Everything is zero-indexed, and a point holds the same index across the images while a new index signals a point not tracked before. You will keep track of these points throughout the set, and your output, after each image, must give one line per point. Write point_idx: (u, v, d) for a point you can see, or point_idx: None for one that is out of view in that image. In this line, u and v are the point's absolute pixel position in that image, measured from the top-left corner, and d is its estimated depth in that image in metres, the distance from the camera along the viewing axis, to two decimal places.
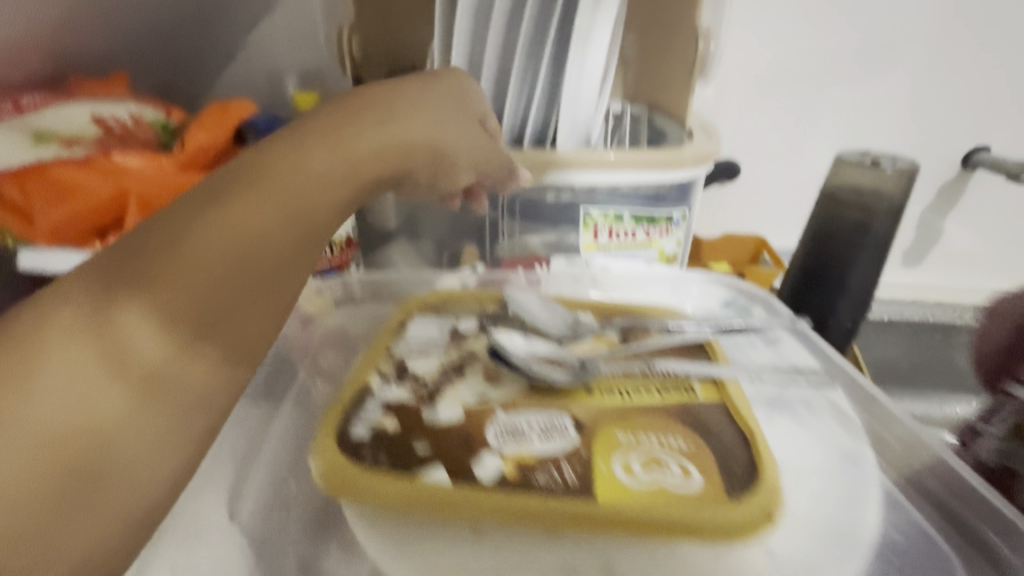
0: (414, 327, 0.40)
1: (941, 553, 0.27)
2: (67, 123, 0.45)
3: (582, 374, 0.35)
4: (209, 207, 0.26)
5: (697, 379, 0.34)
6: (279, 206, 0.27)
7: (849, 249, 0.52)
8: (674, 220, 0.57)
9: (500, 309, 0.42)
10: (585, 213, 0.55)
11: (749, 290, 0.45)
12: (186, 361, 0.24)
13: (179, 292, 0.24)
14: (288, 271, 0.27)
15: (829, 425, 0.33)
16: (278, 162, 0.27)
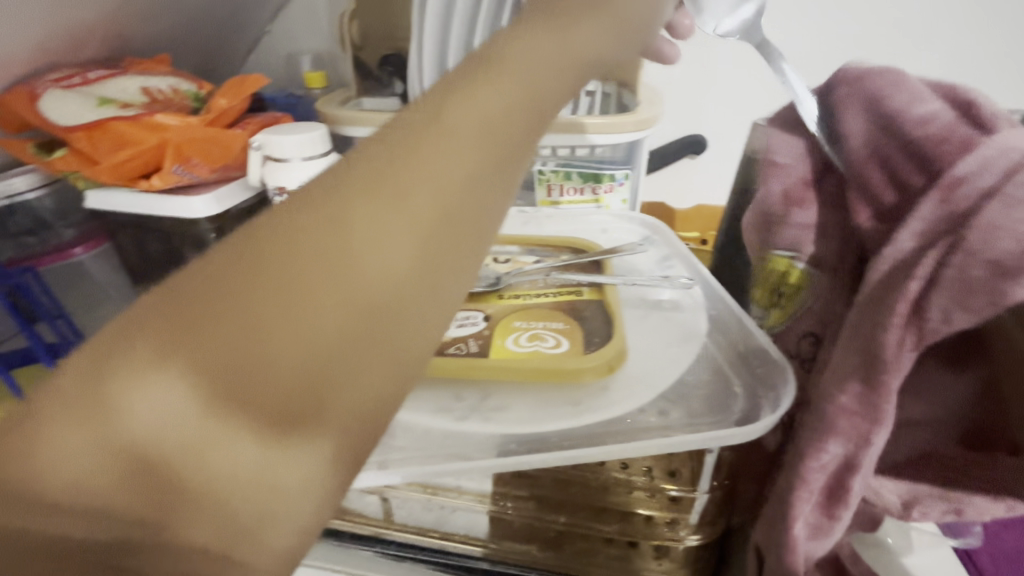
0: None
1: (729, 389, 0.35)
2: (122, 91, 0.57)
3: (499, 286, 0.42)
4: (393, 181, 0.25)
5: (586, 286, 0.42)
6: (441, 157, 0.25)
7: None
8: (617, 179, 0.66)
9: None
10: (538, 172, 0.66)
11: (648, 223, 0.54)
12: (385, 292, 0.23)
13: (398, 234, 0.24)
14: (475, 213, 0.26)
15: (684, 317, 0.41)
16: (451, 123, 0.26)
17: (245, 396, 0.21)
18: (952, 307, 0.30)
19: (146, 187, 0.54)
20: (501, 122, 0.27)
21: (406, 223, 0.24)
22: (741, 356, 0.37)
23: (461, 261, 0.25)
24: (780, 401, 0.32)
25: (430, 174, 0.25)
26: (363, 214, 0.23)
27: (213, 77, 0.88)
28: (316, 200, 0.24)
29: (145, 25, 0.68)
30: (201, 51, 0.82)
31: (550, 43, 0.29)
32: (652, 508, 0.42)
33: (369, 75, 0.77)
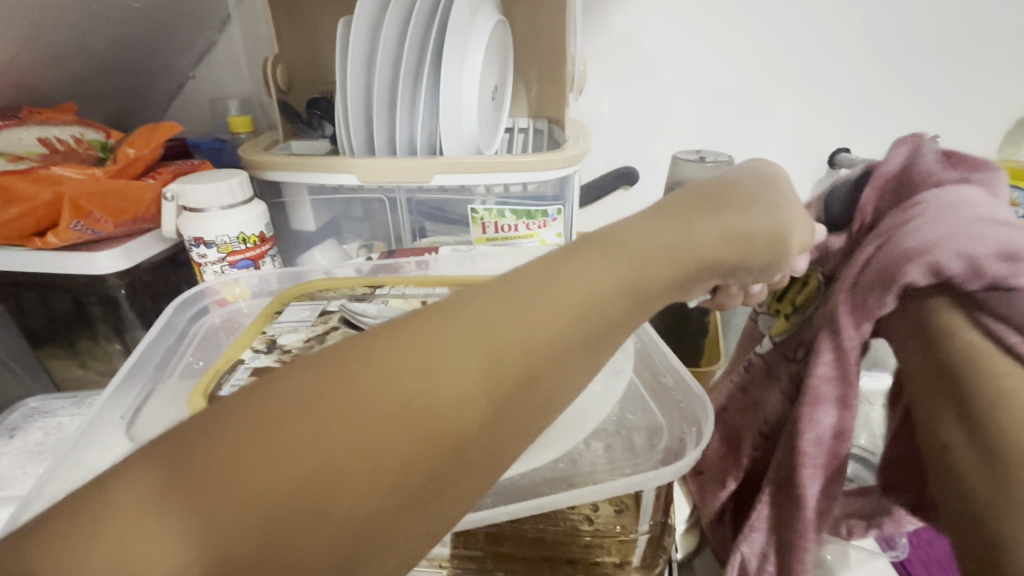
0: (289, 312, 0.52)
1: (655, 427, 0.37)
2: (17, 142, 0.53)
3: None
4: (473, 335, 0.26)
5: None
6: (535, 316, 0.27)
7: None
8: (550, 214, 0.66)
9: (366, 292, 0.55)
10: (472, 211, 0.65)
11: None
12: (456, 446, 0.25)
13: (473, 386, 0.25)
14: (542, 378, 0.27)
15: (608, 352, 0.42)
16: (536, 292, 0.28)
17: (284, 549, 0.21)
18: (898, 301, 0.41)
19: (41, 245, 0.50)
20: (611, 299, 0.29)
21: (484, 371, 0.25)
22: (665, 393, 0.39)
23: (527, 417, 0.26)
24: (704, 438, 0.33)
25: (521, 333, 0.27)
26: (446, 359, 0.25)
27: (131, 124, 0.85)
28: (400, 344, 0.25)
29: (46, 76, 0.65)
30: (114, 97, 0.79)
31: (663, 222, 0.34)
32: (607, 557, 0.41)
33: (296, 118, 0.76)
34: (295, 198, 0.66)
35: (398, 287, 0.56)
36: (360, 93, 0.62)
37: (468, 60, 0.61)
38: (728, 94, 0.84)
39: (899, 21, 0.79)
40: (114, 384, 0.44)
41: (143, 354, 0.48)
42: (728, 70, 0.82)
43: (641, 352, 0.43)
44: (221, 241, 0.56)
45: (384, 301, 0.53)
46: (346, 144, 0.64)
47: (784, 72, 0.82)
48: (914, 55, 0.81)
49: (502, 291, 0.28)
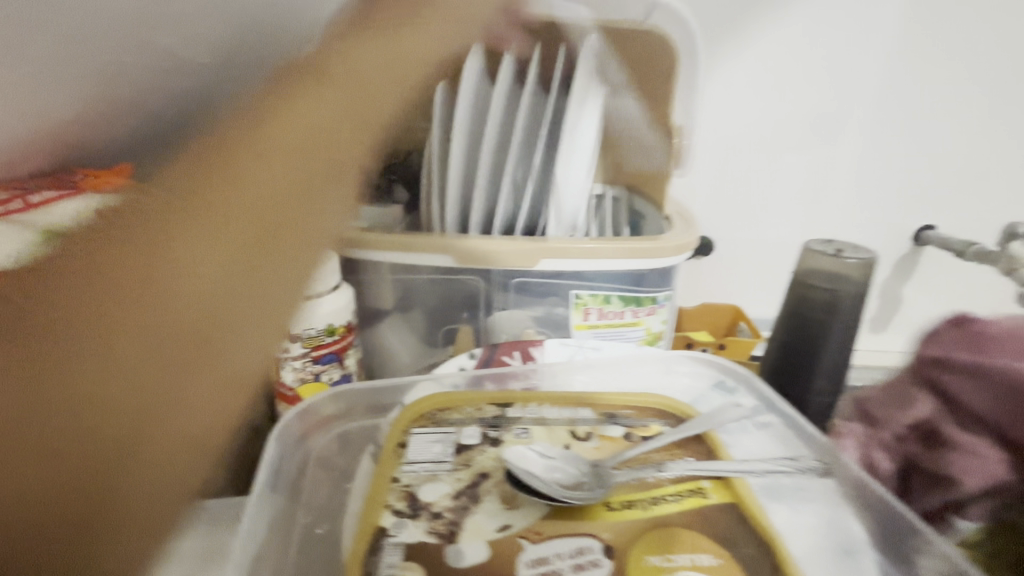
0: (414, 445, 0.38)
1: None
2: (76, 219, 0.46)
3: (599, 490, 0.34)
4: (192, 193, 0.31)
5: (707, 479, 0.35)
6: (258, 170, 0.34)
7: (819, 329, 0.56)
8: (659, 301, 0.60)
9: (500, 413, 0.42)
10: (575, 296, 0.58)
11: (734, 370, 0.48)
12: (277, 305, 0.30)
13: (270, 172, 0.34)
14: (264, 280, 0.30)
15: (834, 518, 0.34)
16: (225, 175, 0.33)
17: (50, 464, 0.23)
18: None
19: None
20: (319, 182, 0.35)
21: (218, 236, 0.30)
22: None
23: (283, 290, 0.31)
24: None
25: (256, 186, 0.33)
26: (166, 259, 0.28)
27: None
28: (136, 223, 0.29)
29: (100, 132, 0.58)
30: None
31: (284, 130, 0.36)
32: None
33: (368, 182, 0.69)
34: (377, 276, 0.60)
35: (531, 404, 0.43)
36: (462, 165, 0.56)
37: (580, 135, 0.56)
38: (811, 172, 0.83)
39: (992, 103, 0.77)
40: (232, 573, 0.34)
41: (254, 517, 0.37)
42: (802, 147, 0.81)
43: (867, 523, 0.34)
44: (307, 334, 0.48)
45: (527, 430, 0.40)
46: (439, 220, 0.58)
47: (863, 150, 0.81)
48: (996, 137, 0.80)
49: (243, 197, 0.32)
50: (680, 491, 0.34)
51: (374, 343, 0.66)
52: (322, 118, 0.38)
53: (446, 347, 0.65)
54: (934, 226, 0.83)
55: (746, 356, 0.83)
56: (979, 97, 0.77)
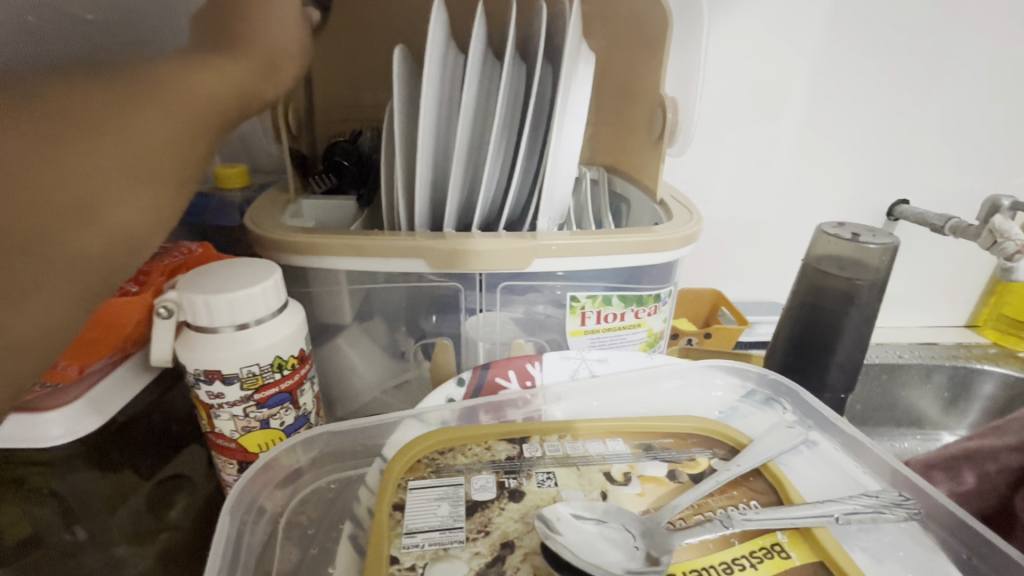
0: (416, 509, 0.31)
1: None
2: None
3: (662, 558, 0.28)
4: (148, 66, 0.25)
5: (781, 532, 0.29)
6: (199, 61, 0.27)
7: (836, 320, 0.52)
8: (662, 298, 0.53)
9: (515, 454, 0.35)
10: (570, 298, 0.50)
11: (767, 377, 0.42)
12: (187, 161, 0.26)
13: (211, 63, 0.27)
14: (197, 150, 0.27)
15: (924, 560, 0.30)
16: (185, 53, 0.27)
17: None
18: None
19: None
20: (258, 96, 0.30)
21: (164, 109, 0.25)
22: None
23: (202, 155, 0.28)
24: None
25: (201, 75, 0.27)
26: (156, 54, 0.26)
27: None
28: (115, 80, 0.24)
29: None
30: None
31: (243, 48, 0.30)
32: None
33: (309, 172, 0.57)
34: (330, 287, 0.49)
35: (549, 439, 0.36)
36: (431, 149, 0.46)
37: (572, 110, 0.48)
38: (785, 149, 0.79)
39: (968, 73, 0.76)
40: None
41: None
42: (746, 123, 0.77)
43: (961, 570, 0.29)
44: (247, 373, 0.37)
45: (552, 475, 0.33)
46: (404, 215, 0.48)
47: (821, 123, 0.77)
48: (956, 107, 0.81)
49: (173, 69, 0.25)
50: (752, 550, 0.29)
51: (329, 363, 0.55)
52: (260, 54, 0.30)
53: (419, 363, 0.55)
54: (908, 200, 0.82)
55: (733, 343, 0.79)
56: (956, 64, 0.75)
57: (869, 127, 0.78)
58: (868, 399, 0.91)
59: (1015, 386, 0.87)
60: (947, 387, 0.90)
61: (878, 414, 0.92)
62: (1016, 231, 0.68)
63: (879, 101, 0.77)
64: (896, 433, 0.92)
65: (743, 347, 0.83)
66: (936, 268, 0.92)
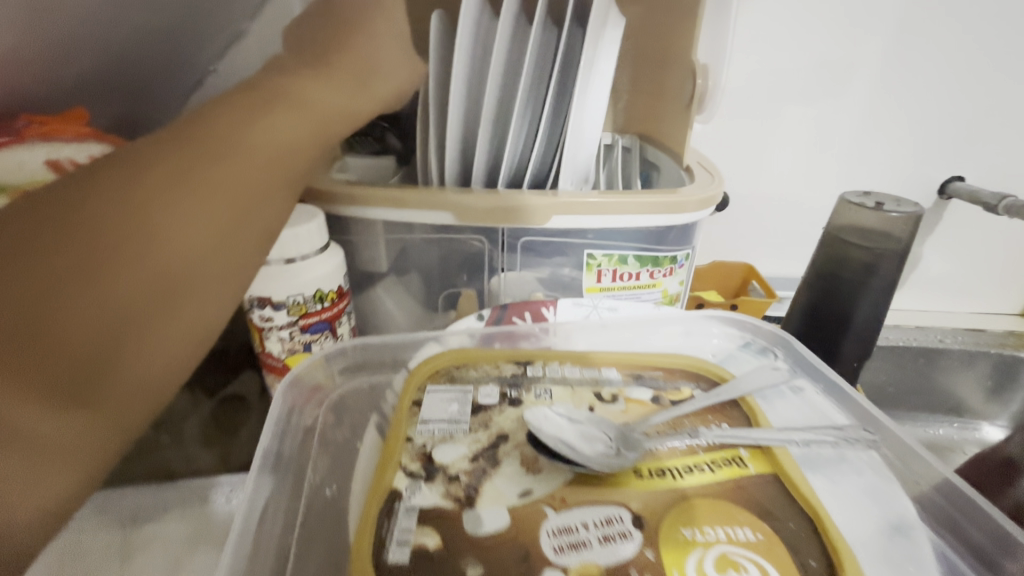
0: (428, 406, 0.34)
1: None
2: (20, 170, 0.41)
3: (630, 454, 0.30)
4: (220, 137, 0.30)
5: (745, 448, 0.31)
6: (263, 134, 0.32)
7: (857, 288, 0.52)
8: (678, 261, 0.55)
9: (519, 373, 0.37)
10: (588, 256, 0.53)
11: (764, 330, 0.44)
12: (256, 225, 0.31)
13: (283, 120, 0.33)
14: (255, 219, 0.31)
15: (882, 484, 0.31)
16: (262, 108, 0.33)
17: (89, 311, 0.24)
18: None
19: None
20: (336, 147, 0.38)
21: (219, 197, 0.29)
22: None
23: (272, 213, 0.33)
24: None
25: (266, 146, 0.32)
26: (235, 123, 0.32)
27: (140, 125, 0.70)
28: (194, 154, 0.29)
29: (58, 76, 0.52)
30: (122, 99, 0.64)
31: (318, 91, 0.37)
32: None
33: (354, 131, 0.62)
34: (368, 236, 0.55)
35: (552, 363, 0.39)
36: (460, 110, 0.50)
37: (597, 73, 0.50)
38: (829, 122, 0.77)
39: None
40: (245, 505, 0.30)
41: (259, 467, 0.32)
42: (788, 94, 0.75)
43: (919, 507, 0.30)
44: (293, 302, 0.43)
45: (548, 391, 0.36)
46: (437, 172, 0.52)
47: (871, 94, 0.75)
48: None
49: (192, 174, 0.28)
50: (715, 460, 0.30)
51: (368, 307, 0.61)
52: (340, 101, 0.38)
53: (448, 312, 0.60)
54: (963, 176, 0.79)
55: (760, 316, 0.80)
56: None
57: (925, 97, 0.74)
58: (904, 383, 0.89)
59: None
60: (992, 374, 0.87)
61: (912, 398, 0.90)
62: None
63: (938, 70, 0.73)
64: (931, 420, 0.90)
65: (771, 321, 0.84)
66: (993, 250, 0.87)
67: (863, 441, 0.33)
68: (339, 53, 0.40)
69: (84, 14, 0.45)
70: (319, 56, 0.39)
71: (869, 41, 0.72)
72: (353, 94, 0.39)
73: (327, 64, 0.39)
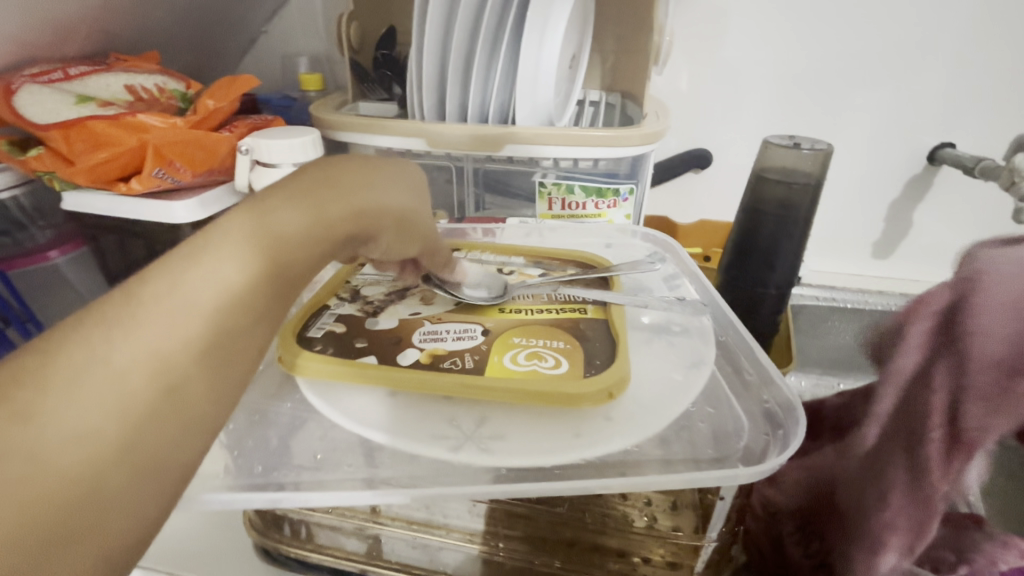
0: (370, 265, 0.45)
1: (762, 440, 0.32)
2: (105, 88, 0.55)
3: (504, 294, 0.41)
4: (221, 233, 0.28)
5: (591, 304, 0.40)
6: (276, 218, 0.30)
7: (778, 222, 0.57)
8: (622, 194, 0.63)
9: (448, 253, 0.48)
10: (539, 185, 0.63)
11: (665, 244, 0.52)
12: (225, 343, 0.27)
13: (297, 214, 0.30)
14: (239, 333, 0.28)
15: (697, 340, 0.40)
16: (284, 194, 0.31)
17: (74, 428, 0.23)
18: None
19: (126, 190, 0.52)
20: (301, 245, 0.30)
21: (182, 320, 0.26)
22: (752, 386, 0.36)
23: (239, 374, 0.27)
24: (790, 445, 0.31)
25: (212, 285, 0.27)
26: (253, 227, 0.29)
27: (202, 75, 0.86)
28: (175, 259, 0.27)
29: (136, 25, 0.67)
30: (188, 50, 0.79)
31: (354, 185, 0.33)
32: (654, 553, 0.39)
33: (364, 77, 0.73)
34: None
35: (479, 251, 0.49)
36: (438, 53, 0.60)
37: (554, 19, 0.57)
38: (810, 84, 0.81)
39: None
40: None
41: None
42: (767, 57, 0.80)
43: (723, 358, 0.39)
44: None
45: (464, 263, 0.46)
46: (418, 107, 0.63)
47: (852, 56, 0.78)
48: (1014, 45, 0.76)
49: (151, 287, 0.26)
50: (563, 308, 0.40)
51: None
52: (307, 220, 0.30)
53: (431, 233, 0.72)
54: (952, 144, 0.81)
55: None
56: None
57: None
58: None
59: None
60: None
61: None
62: None
63: (913, 39, 0.78)
64: None
65: None
66: (986, 220, 0.87)
67: (694, 312, 0.42)
68: (323, 171, 0.33)
69: None
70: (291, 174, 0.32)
71: (844, 13, 0.78)
72: (329, 202, 0.31)
73: (300, 176, 0.32)
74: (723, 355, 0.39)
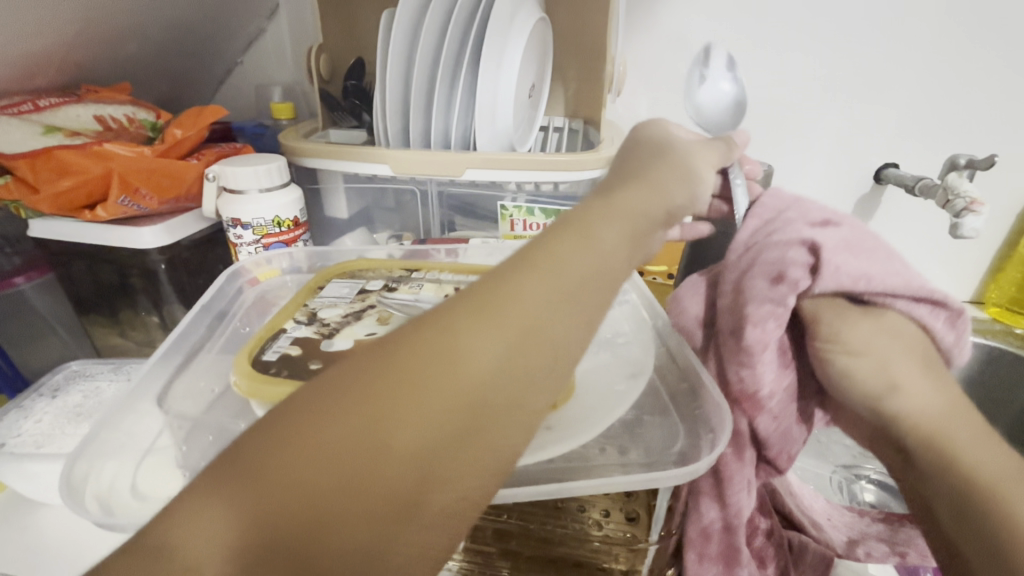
0: (329, 288, 0.48)
1: (691, 446, 0.36)
2: (74, 118, 0.56)
3: None
4: (423, 343, 0.26)
5: None
6: (480, 328, 0.27)
7: (724, 239, 0.61)
8: None
9: (404, 274, 0.51)
10: (501, 208, 0.66)
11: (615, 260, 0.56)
12: (441, 467, 0.25)
13: (538, 296, 0.28)
14: (457, 453, 0.25)
15: (633, 356, 0.44)
16: (501, 292, 0.28)
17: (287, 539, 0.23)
18: None
19: (90, 217, 0.54)
20: (521, 351, 0.27)
21: (379, 443, 0.24)
22: (684, 400, 0.39)
23: (461, 484, 0.25)
24: (717, 444, 0.34)
25: (418, 411, 0.25)
26: (461, 332, 0.27)
27: (177, 106, 0.88)
28: (374, 362, 0.26)
29: (109, 57, 0.69)
30: (162, 82, 0.81)
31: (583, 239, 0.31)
32: (614, 562, 0.40)
33: (335, 106, 0.76)
34: (330, 184, 0.68)
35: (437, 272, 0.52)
36: (400, 83, 0.63)
37: (508, 55, 0.62)
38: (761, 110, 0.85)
39: (957, 15, 0.72)
40: (151, 359, 0.46)
41: (182, 332, 0.49)
42: None
43: (660, 372, 0.43)
44: (257, 224, 0.57)
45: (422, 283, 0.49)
46: (383, 135, 0.65)
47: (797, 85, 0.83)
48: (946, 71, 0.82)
49: (335, 392, 0.25)
50: None
51: (323, 235, 0.74)
52: (526, 324, 0.27)
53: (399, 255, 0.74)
54: (896, 164, 0.78)
55: None
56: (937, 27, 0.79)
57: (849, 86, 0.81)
58: None
59: (1003, 361, 0.79)
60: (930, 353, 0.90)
61: None
62: (968, 187, 0.67)
63: None
64: None
65: None
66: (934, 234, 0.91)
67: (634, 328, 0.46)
68: (582, 229, 0.31)
69: (120, 7, 0.61)
70: (571, 239, 0.31)
71: None
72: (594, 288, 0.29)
73: (579, 244, 0.30)
74: (657, 369, 0.43)
